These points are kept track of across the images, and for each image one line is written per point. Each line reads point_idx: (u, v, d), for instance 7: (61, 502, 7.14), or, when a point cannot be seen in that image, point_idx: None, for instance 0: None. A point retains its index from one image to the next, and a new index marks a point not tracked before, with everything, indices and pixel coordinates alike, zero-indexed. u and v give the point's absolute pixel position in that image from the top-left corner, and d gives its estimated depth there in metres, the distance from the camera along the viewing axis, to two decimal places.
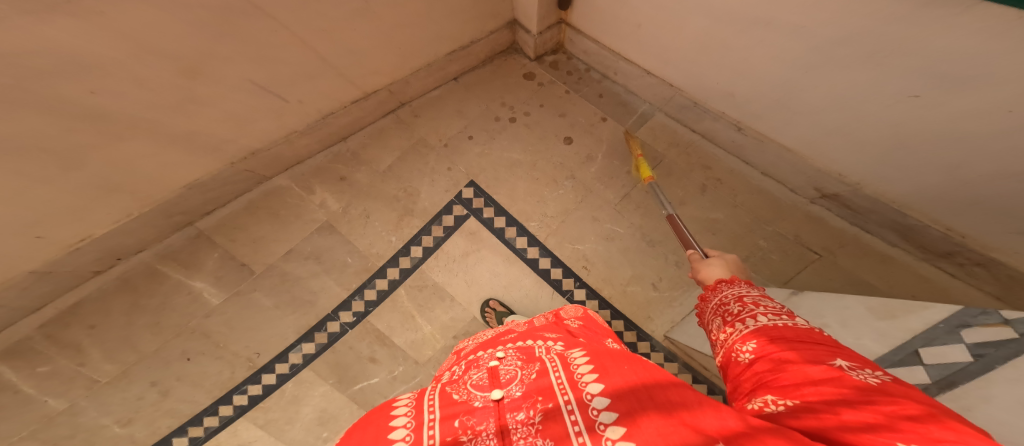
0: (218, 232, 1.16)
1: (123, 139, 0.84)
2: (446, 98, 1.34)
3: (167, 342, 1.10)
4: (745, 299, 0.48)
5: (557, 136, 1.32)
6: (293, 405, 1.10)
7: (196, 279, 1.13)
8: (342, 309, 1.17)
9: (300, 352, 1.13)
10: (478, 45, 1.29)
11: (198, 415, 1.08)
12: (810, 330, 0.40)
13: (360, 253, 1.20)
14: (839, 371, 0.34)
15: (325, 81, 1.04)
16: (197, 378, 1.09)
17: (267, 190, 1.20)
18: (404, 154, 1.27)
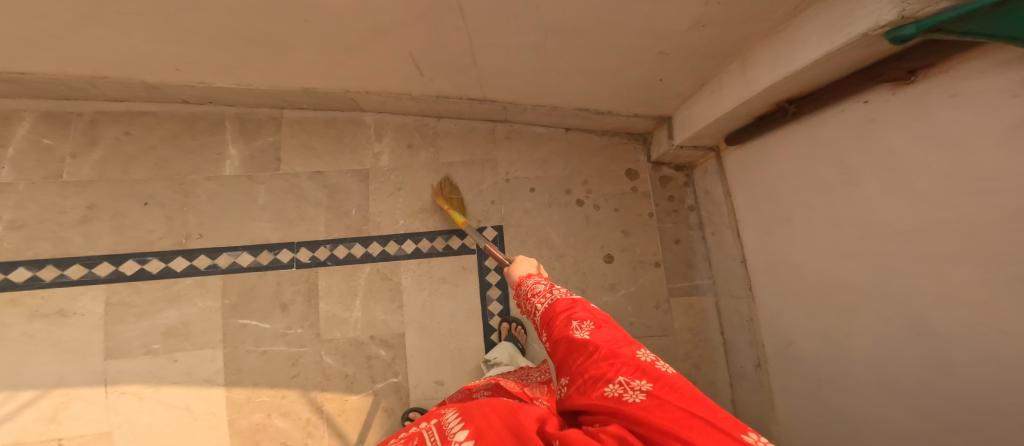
0: (287, 128, 1.22)
1: (293, 48, 0.92)
2: (545, 141, 1.30)
3: (156, 177, 1.16)
4: (530, 294, 0.71)
5: (599, 247, 1.27)
6: (161, 303, 1.12)
7: (232, 149, 1.20)
8: (305, 246, 1.19)
9: (233, 258, 1.16)
10: (611, 118, 1.17)
11: (92, 259, 1.11)
12: (555, 308, 0.63)
13: (366, 214, 1.23)
14: (571, 337, 0.58)
15: (462, 78, 1.02)
16: (127, 225, 1.13)
17: (354, 118, 1.26)
18: (468, 163, 1.28)
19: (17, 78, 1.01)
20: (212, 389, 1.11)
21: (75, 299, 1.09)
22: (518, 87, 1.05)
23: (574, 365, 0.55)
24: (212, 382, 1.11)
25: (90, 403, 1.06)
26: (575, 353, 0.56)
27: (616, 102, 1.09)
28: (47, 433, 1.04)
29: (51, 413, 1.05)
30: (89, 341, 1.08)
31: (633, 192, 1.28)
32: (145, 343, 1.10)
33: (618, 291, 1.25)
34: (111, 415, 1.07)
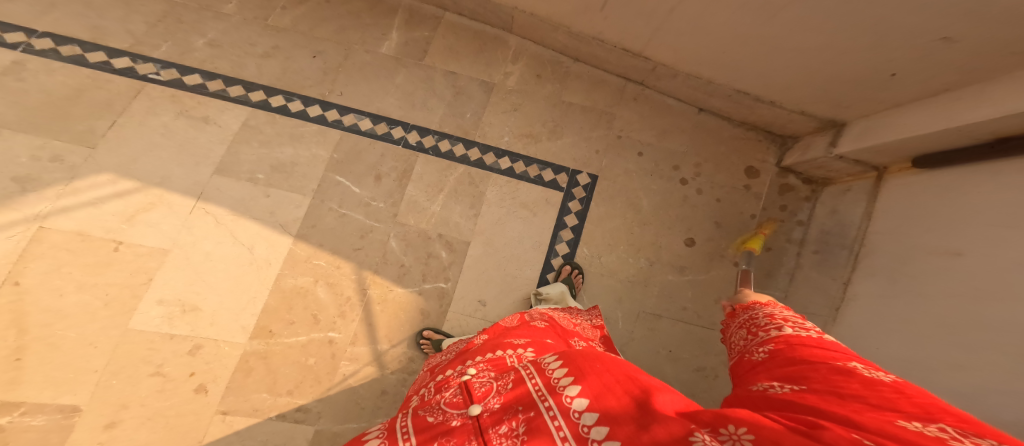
0: (443, 30, 1.36)
1: None
2: (671, 113, 1.33)
3: (332, 38, 1.33)
4: (776, 316, 0.60)
5: (684, 228, 1.28)
6: (287, 140, 1.25)
7: (394, 33, 1.35)
8: (418, 131, 1.29)
9: (355, 121, 1.28)
10: (764, 109, 1.22)
11: (253, 84, 1.27)
12: (810, 340, 0.50)
13: (477, 120, 1.30)
14: (843, 368, 0.42)
15: (633, 22, 1.13)
16: (293, 67, 1.30)
17: (500, 37, 1.37)
18: (588, 110, 1.32)
19: None
20: (280, 237, 1.20)
21: (222, 112, 1.24)
22: (705, 49, 1.11)
23: (822, 382, 0.41)
24: (285, 229, 1.20)
25: (172, 213, 1.16)
26: (844, 379, 0.41)
27: (780, 84, 1.12)
28: (114, 232, 1.12)
29: (133, 212, 1.14)
30: (206, 151, 1.21)
31: (744, 190, 1.29)
32: (252, 170, 1.22)
33: (686, 274, 1.26)
34: (182, 233, 1.16)
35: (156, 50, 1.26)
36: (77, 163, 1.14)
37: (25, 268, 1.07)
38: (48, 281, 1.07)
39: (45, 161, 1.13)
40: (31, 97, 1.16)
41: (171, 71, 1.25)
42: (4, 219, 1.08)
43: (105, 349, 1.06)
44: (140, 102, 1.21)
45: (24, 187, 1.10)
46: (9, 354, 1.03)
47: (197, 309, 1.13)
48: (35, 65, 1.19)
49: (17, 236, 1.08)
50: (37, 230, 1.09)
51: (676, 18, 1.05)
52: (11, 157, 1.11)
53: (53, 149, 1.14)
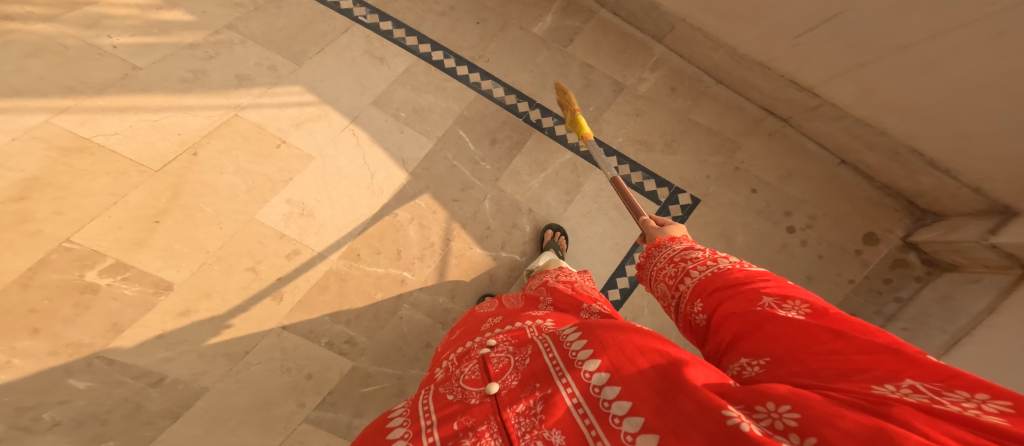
0: (594, 24, 1.43)
1: None
2: (798, 158, 1.31)
3: (497, 9, 1.44)
4: (677, 258, 0.59)
5: (772, 274, 1.23)
6: (431, 89, 1.39)
7: (549, 17, 1.43)
8: (543, 112, 1.38)
9: (491, 88, 1.39)
10: (929, 176, 1.16)
11: (426, 38, 1.43)
12: (728, 277, 0.49)
13: (597, 114, 1.37)
14: (771, 312, 0.41)
15: (820, 52, 1.15)
16: (459, 28, 1.44)
17: (648, 44, 1.41)
18: (712, 133, 1.34)
19: None
20: (397, 170, 1.33)
21: (396, 56, 1.42)
22: (940, 92, 1.02)
23: (776, 342, 0.39)
24: (403, 165, 1.33)
25: (329, 127, 1.35)
26: (781, 330, 0.39)
27: (953, 147, 1.08)
28: (282, 132, 1.34)
29: (303, 119, 1.35)
30: (373, 84, 1.39)
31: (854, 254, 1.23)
32: (398, 108, 1.37)
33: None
34: (328, 145, 1.34)
35: None
36: (284, 74, 1.40)
37: (206, 143, 1.31)
38: (217, 159, 1.30)
39: (265, 67, 1.41)
40: (279, 22, 1.47)
41: (374, 17, 1.46)
42: (215, 102, 1.35)
43: (227, 232, 1.27)
44: (345, 38, 1.44)
45: (241, 83, 1.39)
46: (154, 214, 1.25)
47: (311, 215, 1.30)
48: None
49: (216, 116, 1.34)
50: (231, 117, 1.34)
51: (925, 50, 0.99)
52: (243, 60, 1.42)
53: (274, 62, 1.42)
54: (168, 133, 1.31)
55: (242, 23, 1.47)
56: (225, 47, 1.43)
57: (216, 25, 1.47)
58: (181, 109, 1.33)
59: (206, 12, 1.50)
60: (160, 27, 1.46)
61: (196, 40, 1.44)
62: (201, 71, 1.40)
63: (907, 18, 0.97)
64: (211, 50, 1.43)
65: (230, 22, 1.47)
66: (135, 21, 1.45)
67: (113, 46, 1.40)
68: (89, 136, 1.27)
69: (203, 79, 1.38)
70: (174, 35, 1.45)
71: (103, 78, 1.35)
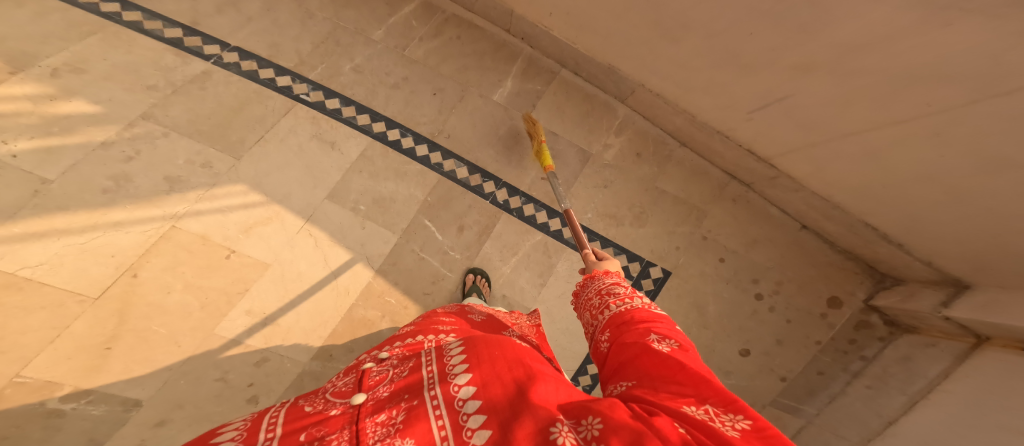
0: (555, 86, 1.45)
1: (672, 40, 1.17)
2: (761, 223, 1.37)
3: (455, 79, 1.43)
4: (605, 291, 0.60)
5: (743, 338, 1.29)
6: (390, 175, 1.33)
7: (509, 82, 1.44)
8: (508, 190, 1.37)
9: (454, 168, 1.37)
10: (884, 248, 1.21)
11: (378, 115, 1.38)
12: (629, 312, 0.52)
13: (565, 188, 1.38)
14: (647, 343, 0.46)
15: (773, 129, 1.18)
16: (419, 101, 1.41)
17: (610, 104, 1.46)
18: (678, 201, 1.38)
19: None
20: (363, 268, 1.26)
21: (348, 139, 1.35)
22: (887, 177, 1.05)
23: (641, 371, 0.44)
24: (369, 262, 1.26)
25: (282, 228, 1.26)
26: (646, 365, 0.43)
27: (902, 227, 1.13)
28: (230, 240, 1.23)
29: (252, 223, 1.25)
30: (326, 175, 1.31)
31: (819, 317, 1.30)
32: (356, 200, 1.30)
33: (730, 379, 1.27)
34: (285, 250, 1.24)
35: (312, 71, 1.40)
36: (222, 171, 1.27)
37: (146, 262, 1.18)
38: (160, 277, 1.18)
39: (197, 165, 1.27)
40: (205, 106, 1.34)
41: (319, 94, 1.38)
42: (145, 213, 1.21)
43: (186, 351, 1.15)
44: (287, 120, 1.34)
45: (172, 187, 1.24)
46: (104, 341, 1.12)
47: (276, 324, 1.21)
48: (218, 76, 1.37)
49: (150, 230, 1.21)
50: (169, 229, 1.21)
51: (870, 139, 1.01)
52: (170, 158, 1.27)
53: (207, 157, 1.28)
54: (101, 255, 1.17)
55: (161, 111, 1.32)
56: (147, 143, 1.28)
57: (131, 115, 1.31)
58: (109, 226, 1.19)
59: (114, 98, 1.33)
60: (61, 124, 1.28)
61: (107, 137, 1.27)
62: (124, 176, 1.24)
63: (851, 109, 0.99)
64: (129, 148, 1.27)
65: (147, 109, 1.32)
66: (28, 118, 1.28)
67: (13, 155, 1.23)
68: (15, 270, 1.13)
69: (128, 187, 1.23)
70: (79, 133, 1.27)
71: (10, 199, 1.18)
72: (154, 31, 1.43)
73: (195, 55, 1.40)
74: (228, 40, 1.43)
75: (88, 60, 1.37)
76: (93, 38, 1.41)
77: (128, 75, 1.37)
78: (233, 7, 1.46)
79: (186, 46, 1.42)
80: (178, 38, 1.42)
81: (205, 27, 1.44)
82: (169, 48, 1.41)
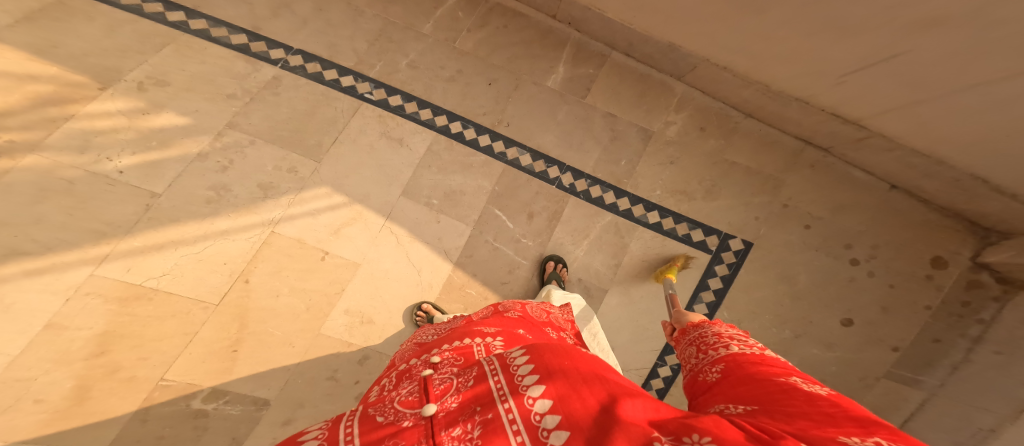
0: (607, 68, 1.50)
1: (758, 13, 1.15)
2: (840, 188, 1.40)
3: (508, 68, 1.49)
4: (723, 335, 0.64)
5: (844, 308, 1.34)
6: (456, 168, 1.42)
7: (561, 68, 1.50)
8: (574, 175, 1.43)
9: (517, 156, 1.43)
10: (997, 201, 1.25)
11: (439, 109, 1.46)
12: (756, 356, 0.55)
13: (631, 167, 1.44)
14: (787, 383, 0.47)
15: (871, 89, 1.19)
16: (477, 93, 1.48)
17: (664, 82, 1.50)
18: (752, 172, 1.42)
19: None
20: (443, 262, 1.37)
21: (415, 134, 1.44)
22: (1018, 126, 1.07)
23: (770, 401, 0.45)
24: (447, 256, 1.37)
25: (366, 228, 1.38)
26: (789, 396, 0.44)
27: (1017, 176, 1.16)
28: (323, 242, 1.37)
29: (339, 224, 1.38)
30: (397, 173, 1.41)
31: (925, 279, 1.34)
32: (429, 195, 1.40)
33: (834, 351, 1.33)
34: (370, 249, 1.36)
35: (371, 70, 1.48)
36: (306, 175, 1.41)
37: (254, 267, 1.34)
38: (269, 282, 1.33)
39: (285, 170, 1.41)
40: (282, 112, 1.44)
41: (381, 92, 1.47)
42: (247, 221, 1.37)
43: (299, 349, 1.31)
44: (357, 120, 1.45)
45: (266, 193, 1.39)
46: (230, 344, 1.29)
47: (371, 321, 1.34)
48: (287, 81, 1.47)
49: (253, 236, 1.37)
50: (269, 234, 1.36)
51: (1001, 89, 1.02)
52: (260, 165, 1.40)
53: (292, 161, 1.41)
54: (214, 263, 1.33)
55: (242, 119, 1.43)
56: (236, 152, 1.41)
57: (217, 125, 1.42)
58: (217, 235, 1.35)
59: (200, 109, 1.44)
60: (158, 137, 1.41)
61: (203, 148, 1.40)
62: (222, 186, 1.39)
63: (979, 60, 0.99)
64: (222, 158, 1.40)
65: (231, 119, 1.43)
66: (126, 133, 1.40)
67: (119, 171, 1.36)
68: (141, 281, 1.30)
69: (227, 197, 1.38)
70: (175, 146, 1.40)
71: (126, 213, 1.34)
72: (221, 38, 1.51)
73: (262, 61, 1.49)
74: (290, 43, 1.50)
75: (167, 73, 1.47)
76: (167, 49, 1.49)
77: (208, 85, 1.47)
78: (289, 11, 1.52)
79: (253, 51, 1.50)
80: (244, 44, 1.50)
81: (267, 31, 1.51)
82: (239, 55, 1.50)
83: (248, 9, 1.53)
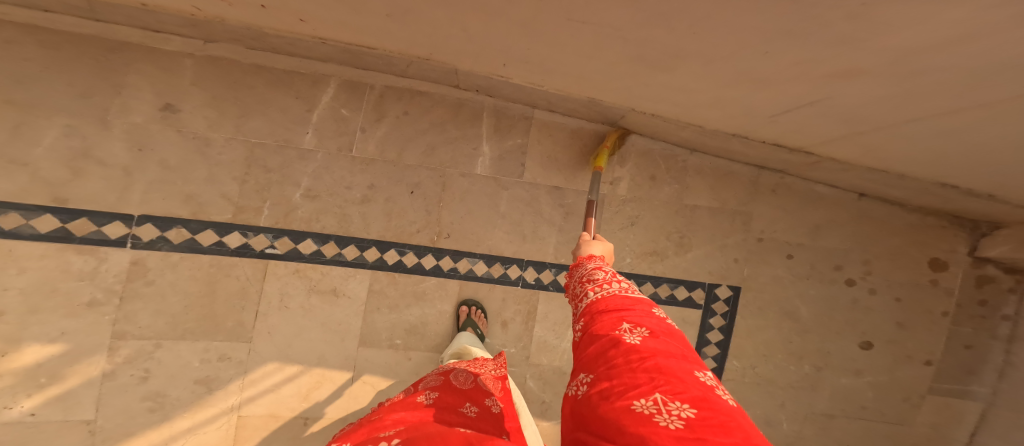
0: (536, 133, 1.31)
1: (669, 70, 0.95)
2: (810, 209, 1.37)
3: (424, 165, 1.27)
4: (587, 277, 0.61)
5: (859, 333, 1.39)
6: (410, 299, 1.28)
7: (485, 146, 1.29)
8: (532, 266, 1.30)
9: (470, 266, 1.29)
10: (985, 203, 1.21)
11: (364, 241, 1.25)
12: (603, 302, 0.54)
13: (594, 242, 1.32)
14: (618, 336, 0.47)
15: (817, 124, 1.04)
16: (401, 208, 1.26)
17: (601, 133, 1.33)
18: (716, 211, 1.35)
19: (361, 50, 1.11)
20: None
21: (347, 280, 1.25)
22: (962, 146, 0.97)
23: (601, 367, 0.46)
24: None
25: (336, 386, 1.25)
26: (612, 357, 0.45)
27: (993, 188, 1.11)
28: (299, 409, 1.24)
29: (306, 391, 1.24)
30: (347, 326, 1.25)
31: (931, 285, 1.38)
32: (390, 337, 1.27)
33: (863, 377, 1.39)
34: (351, 403, 1.26)
35: (260, 215, 1.20)
36: (243, 357, 1.21)
37: None
38: None
39: (216, 360, 1.19)
40: (171, 302, 1.16)
41: (285, 241, 1.21)
42: (206, 413, 1.19)
43: None
44: (272, 283, 1.21)
45: (210, 386, 1.19)
46: None
47: None
48: (154, 261, 1.15)
49: (223, 423, 1.21)
50: (237, 419, 1.21)
51: (940, 121, 0.89)
52: (184, 362, 1.18)
53: (218, 349, 1.19)
54: None
55: (128, 324, 1.14)
56: (147, 359, 1.15)
57: (102, 339, 1.13)
58: (184, 433, 1.18)
59: (66, 329, 1.11)
60: (44, 371, 1.10)
61: (102, 369, 1.13)
62: (156, 393, 1.16)
63: (911, 102, 0.85)
64: (137, 369, 1.15)
65: (114, 330, 1.13)
66: (1, 380, 1.08)
67: (30, 413, 1.09)
68: None
69: (170, 400, 1.17)
70: (71, 374, 1.11)
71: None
72: (22, 229, 1.08)
73: (103, 244, 1.12)
74: (125, 209, 1.13)
75: None
76: None
77: (54, 297, 1.10)
78: (92, 161, 1.10)
79: (79, 236, 1.11)
80: (61, 229, 1.10)
81: (81, 201, 1.10)
82: (63, 245, 1.10)
83: (30, 173, 1.07)
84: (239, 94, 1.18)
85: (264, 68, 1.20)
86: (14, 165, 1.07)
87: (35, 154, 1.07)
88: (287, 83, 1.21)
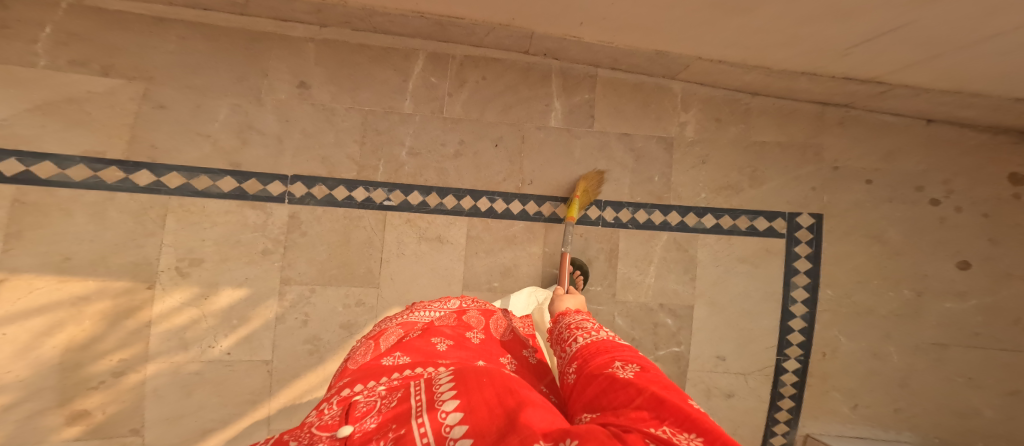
0: (601, 88, 1.44)
1: (744, 14, 1.03)
2: (879, 137, 1.41)
3: (507, 120, 1.44)
4: (574, 326, 0.73)
5: (955, 253, 1.41)
6: (501, 243, 1.47)
7: (556, 102, 1.44)
8: (609, 206, 1.45)
9: (553, 209, 1.46)
10: None
11: (460, 191, 1.45)
12: (597, 345, 0.62)
13: (665, 181, 1.45)
14: (615, 371, 0.53)
15: (892, 52, 1.08)
16: (482, 164, 1.45)
17: (663, 86, 1.44)
18: (785, 145, 1.43)
19: (450, 21, 1.28)
20: None
21: (449, 227, 1.46)
22: None
23: (608, 401, 0.49)
24: None
25: None
26: (614, 387, 0.50)
27: None
28: None
29: None
30: (451, 269, 1.47)
31: (1015, 199, 1.39)
32: (489, 280, 1.47)
33: (968, 300, 1.41)
34: None
35: (377, 172, 1.43)
36: (374, 303, 1.46)
37: None
38: None
39: (354, 306, 1.45)
40: (319, 249, 1.43)
41: (399, 194, 1.45)
42: None
43: None
44: (391, 232, 1.45)
45: (351, 331, 1.45)
46: None
47: None
48: (306, 214, 1.42)
49: None
50: None
51: None
52: (332, 309, 1.44)
53: (356, 295, 1.45)
54: None
55: (291, 270, 1.42)
56: (306, 304, 1.43)
57: (273, 285, 1.42)
58: None
59: (248, 275, 1.41)
60: (235, 314, 1.40)
61: (274, 312, 1.42)
62: (314, 338, 1.43)
63: (998, 16, 0.89)
64: (298, 314, 1.43)
65: (281, 276, 1.42)
66: (206, 321, 1.39)
67: (227, 351, 1.40)
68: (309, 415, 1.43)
69: (324, 344, 1.44)
70: (255, 316, 1.41)
71: (257, 385, 1.41)
72: (209, 188, 1.38)
73: (268, 201, 1.40)
74: (281, 171, 1.40)
75: (192, 247, 1.38)
76: (169, 220, 1.37)
77: (238, 247, 1.40)
78: (255, 131, 1.38)
79: (252, 194, 1.40)
80: (239, 189, 1.39)
81: (250, 165, 1.39)
82: (241, 202, 1.39)
83: (210, 143, 1.37)
84: (348, 70, 1.40)
85: (366, 47, 1.41)
86: (199, 136, 1.36)
87: (214, 127, 1.37)
88: (386, 58, 1.42)
